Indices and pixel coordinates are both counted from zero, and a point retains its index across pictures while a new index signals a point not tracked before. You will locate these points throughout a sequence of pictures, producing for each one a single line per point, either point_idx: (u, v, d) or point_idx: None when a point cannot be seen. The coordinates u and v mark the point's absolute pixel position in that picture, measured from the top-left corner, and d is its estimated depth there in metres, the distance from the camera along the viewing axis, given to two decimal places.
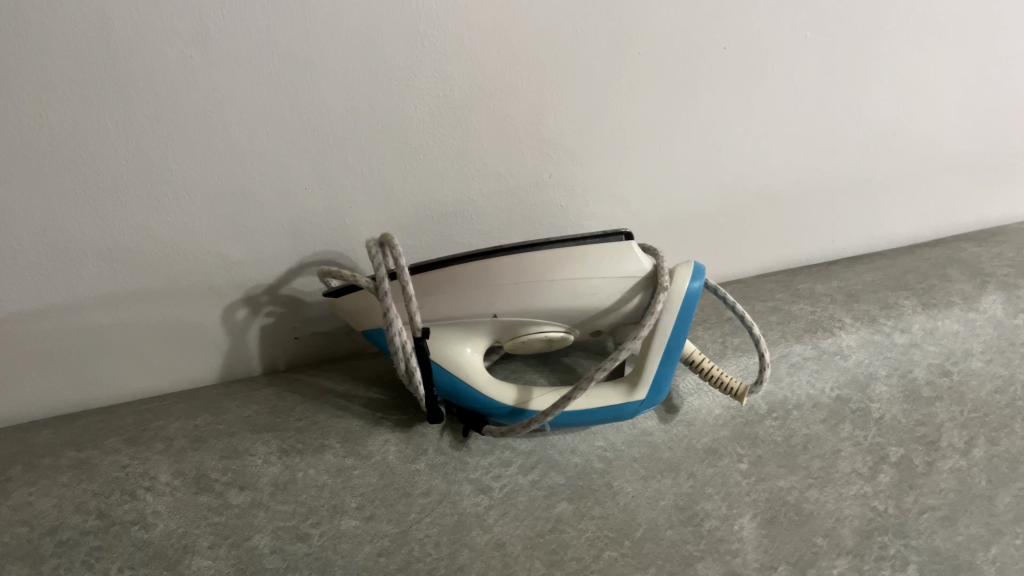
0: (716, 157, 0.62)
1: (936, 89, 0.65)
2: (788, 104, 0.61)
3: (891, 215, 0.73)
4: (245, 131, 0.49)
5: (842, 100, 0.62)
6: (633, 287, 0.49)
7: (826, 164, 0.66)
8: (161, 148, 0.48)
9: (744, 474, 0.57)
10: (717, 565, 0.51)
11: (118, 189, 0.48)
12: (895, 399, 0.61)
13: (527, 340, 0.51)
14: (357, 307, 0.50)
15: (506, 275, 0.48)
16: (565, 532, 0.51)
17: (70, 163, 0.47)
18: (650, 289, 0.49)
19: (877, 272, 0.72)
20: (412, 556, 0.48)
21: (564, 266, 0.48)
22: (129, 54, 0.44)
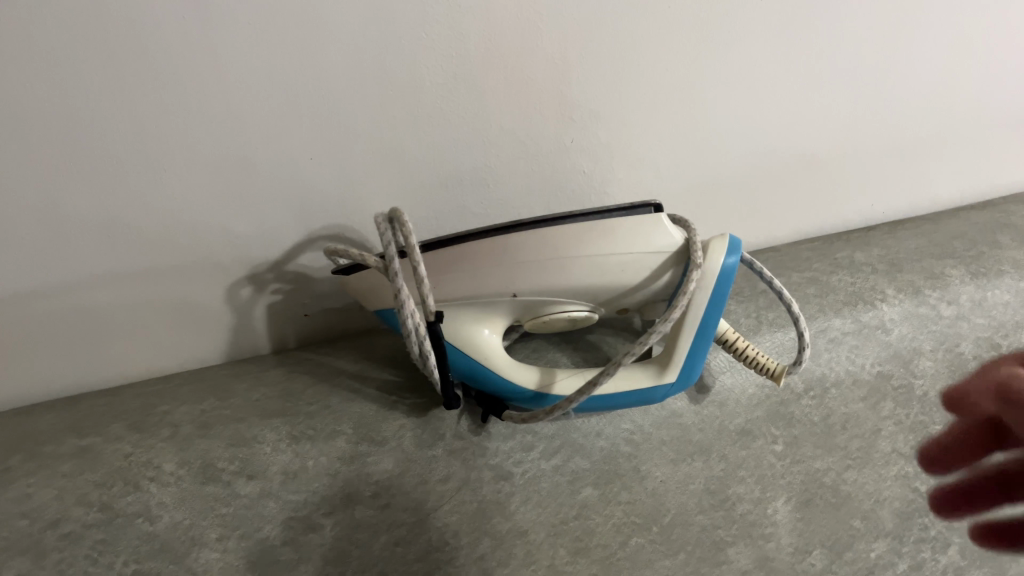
0: (751, 116, 0.57)
1: (991, 39, 0.60)
2: (830, 57, 0.56)
3: (935, 176, 0.68)
4: (245, 97, 0.45)
5: (888, 51, 0.58)
6: (663, 263, 0.46)
7: (869, 121, 0.62)
8: (157, 115, 0.44)
9: (780, 456, 0.54)
10: (751, 550, 0.51)
11: (112, 163, 0.45)
12: (939, 375, 0.59)
13: (551, 320, 0.48)
14: (369, 286, 0.47)
15: (526, 252, 0.44)
16: (591, 519, 0.50)
17: (61, 133, 0.43)
18: (682, 265, 0.46)
19: (921, 239, 0.67)
20: (432, 546, 0.47)
21: (588, 241, 0.44)
22: (118, 14, 0.40)
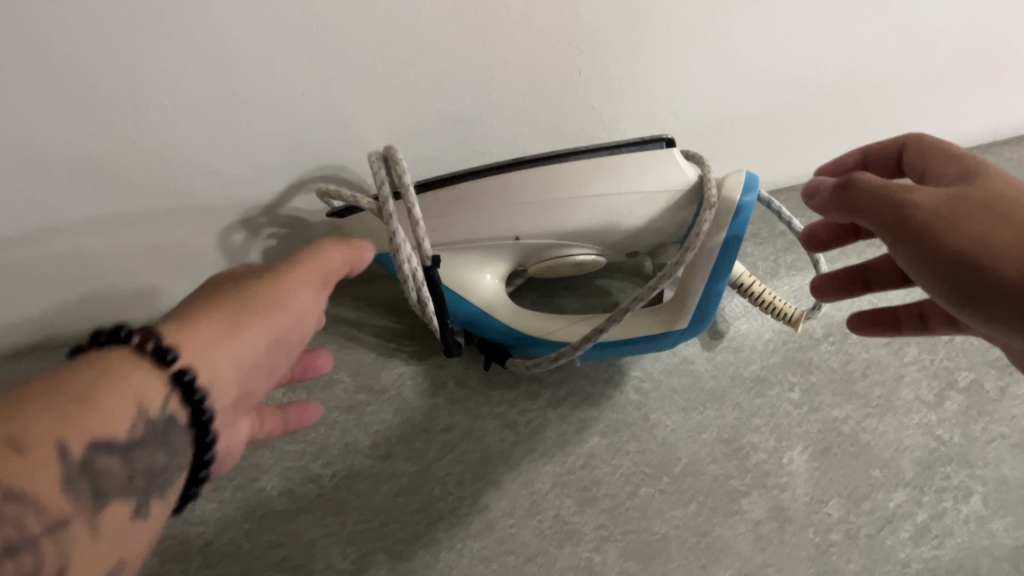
0: (776, 49, 0.53)
1: None
2: None
3: (969, 107, 0.64)
4: (233, 29, 0.41)
5: None
6: (676, 201, 0.43)
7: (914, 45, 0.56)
8: (139, 52, 0.41)
9: (797, 404, 0.53)
10: (764, 501, 0.49)
11: (94, 103, 0.42)
12: None
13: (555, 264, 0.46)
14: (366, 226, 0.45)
15: (530, 192, 0.42)
16: (599, 468, 0.49)
17: (36, 75, 0.40)
18: (697, 202, 0.43)
19: None
20: (434, 495, 0.47)
21: (596, 179, 0.42)
22: None
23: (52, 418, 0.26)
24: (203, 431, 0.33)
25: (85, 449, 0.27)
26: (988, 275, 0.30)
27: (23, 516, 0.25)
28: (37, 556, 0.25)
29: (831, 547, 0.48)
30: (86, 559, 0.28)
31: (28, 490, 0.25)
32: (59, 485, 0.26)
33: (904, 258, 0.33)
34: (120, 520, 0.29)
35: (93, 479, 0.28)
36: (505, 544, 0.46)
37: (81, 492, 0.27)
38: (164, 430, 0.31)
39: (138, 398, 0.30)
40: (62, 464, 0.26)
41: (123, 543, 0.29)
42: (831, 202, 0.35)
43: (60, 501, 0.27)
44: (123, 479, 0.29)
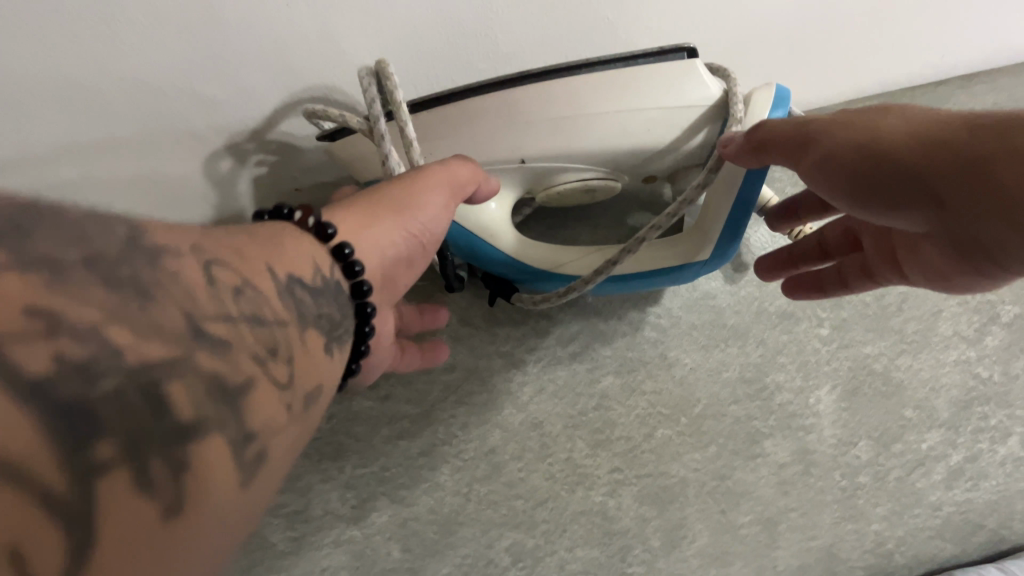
0: None
1: None
2: None
3: None
4: None
5: None
6: (698, 118, 0.39)
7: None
8: None
9: (826, 340, 0.49)
10: (789, 443, 0.48)
11: (59, 27, 0.37)
12: None
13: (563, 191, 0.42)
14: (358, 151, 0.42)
15: (533, 110, 0.38)
16: (612, 409, 0.47)
17: None
18: (720, 121, 0.39)
19: None
20: (437, 438, 0.45)
21: (606, 95, 0.38)
22: None
23: (235, 240, 0.23)
24: (366, 302, 0.29)
25: (285, 275, 0.24)
26: (885, 153, 0.28)
27: (259, 303, 0.21)
28: (282, 343, 0.22)
29: (858, 490, 0.48)
30: (305, 368, 0.23)
31: (254, 282, 0.22)
32: (275, 289, 0.23)
33: (805, 176, 0.32)
34: (314, 349, 0.24)
35: (296, 300, 0.24)
36: (513, 489, 0.45)
37: (290, 303, 0.23)
38: (337, 287, 0.28)
39: (313, 256, 0.27)
40: (272, 278, 0.23)
41: (325, 375, 0.24)
42: (741, 150, 0.34)
43: (279, 306, 0.22)
44: (314, 312, 0.25)
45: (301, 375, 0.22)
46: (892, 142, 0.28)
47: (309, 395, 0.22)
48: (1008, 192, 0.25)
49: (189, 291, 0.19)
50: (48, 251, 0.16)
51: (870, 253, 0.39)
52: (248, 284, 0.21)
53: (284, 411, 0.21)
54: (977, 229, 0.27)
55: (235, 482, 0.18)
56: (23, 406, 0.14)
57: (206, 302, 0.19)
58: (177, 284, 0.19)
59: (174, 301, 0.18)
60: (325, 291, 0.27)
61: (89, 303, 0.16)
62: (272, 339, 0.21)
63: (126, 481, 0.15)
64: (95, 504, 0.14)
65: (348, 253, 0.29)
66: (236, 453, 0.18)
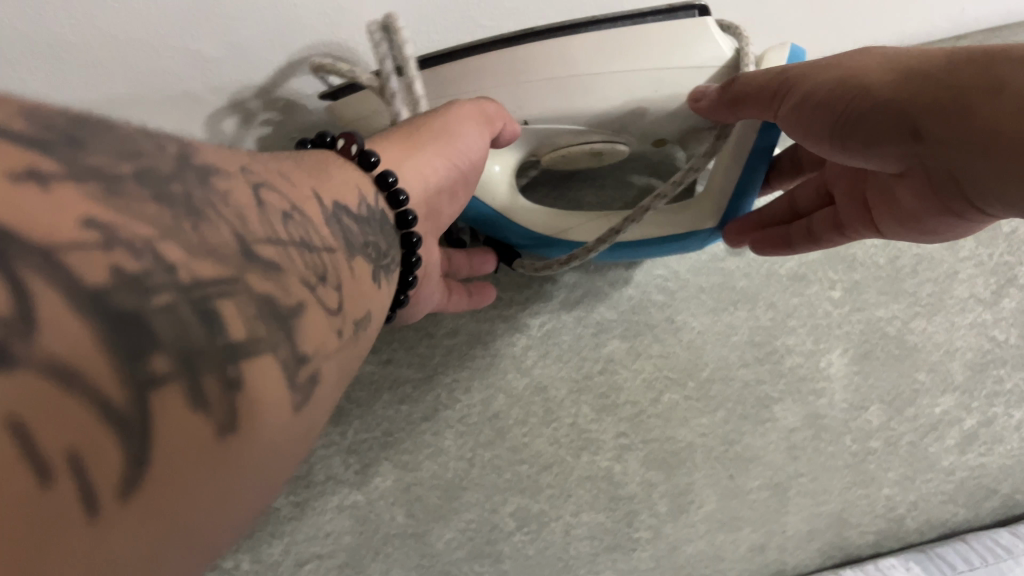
0: None
1: None
2: None
3: None
4: None
5: None
6: (712, 77, 0.37)
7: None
8: None
9: (838, 304, 0.47)
10: (799, 408, 0.47)
11: None
12: None
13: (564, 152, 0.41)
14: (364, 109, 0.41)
15: (538, 69, 0.36)
16: (618, 373, 0.46)
17: None
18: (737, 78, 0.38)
19: None
20: (440, 403, 0.45)
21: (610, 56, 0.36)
22: None
23: (279, 165, 0.22)
24: (409, 233, 0.29)
25: (332, 202, 0.22)
26: (855, 93, 0.29)
27: (309, 227, 0.19)
28: (330, 268, 0.19)
29: (870, 455, 0.47)
30: (354, 298, 0.21)
31: (303, 206, 0.20)
32: (323, 215, 0.21)
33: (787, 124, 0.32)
34: (364, 275, 0.22)
35: (343, 226, 0.22)
36: (517, 454, 0.45)
37: (338, 229, 0.21)
38: (383, 215, 0.27)
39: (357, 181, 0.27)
40: (320, 203, 0.21)
41: (372, 302, 0.22)
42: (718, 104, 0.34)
43: (329, 232, 0.20)
44: (361, 240, 0.23)
45: (350, 303, 0.20)
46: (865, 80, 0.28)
47: (359, 325, 0.20)
48: (964, 117, 0.25)
49: (239, 211, 0.17)
50: (93, 158, 0.14)
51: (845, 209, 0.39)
52: (299, 208, 0.19)
53: (334, 338, 0.19)
54: (942, 167, 0.27)
55: (288, 404, 0.16)
56: (72, 313, 0.12)
57: (256, 223, 0.17)
58: (226, 201, 0.16)
59: (225, 219, 0.16)
60: (375, 219, 0.26)
61: (140, 218, 0.14)
62: (323, 262, 0.19)
63: (177, 397, 0.13)
64: (147, 421, 0.12)
65: (392, 181, 0.28)
66: (287, 375, 0.16)
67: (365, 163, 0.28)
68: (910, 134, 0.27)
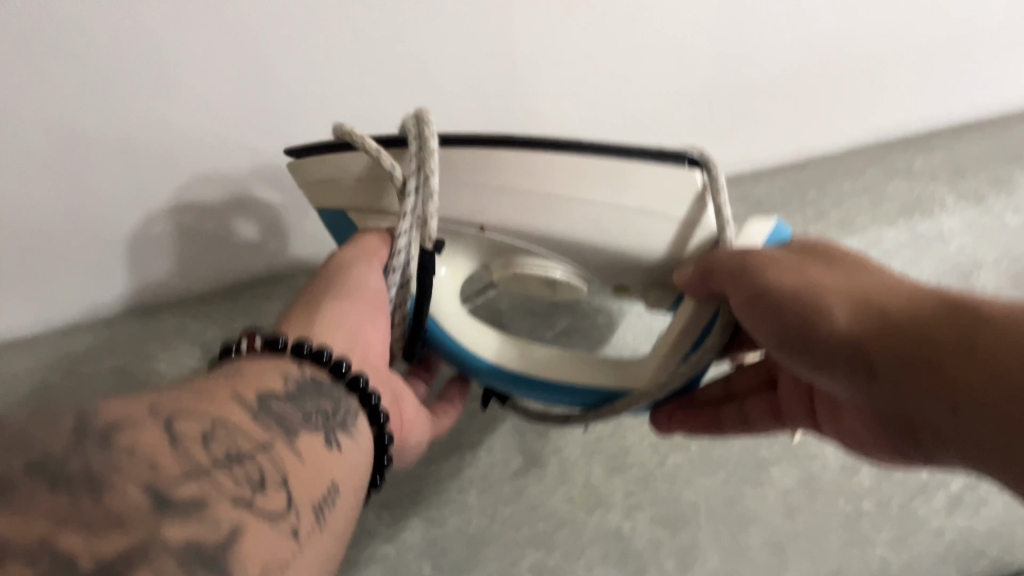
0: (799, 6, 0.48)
1: None
2: None
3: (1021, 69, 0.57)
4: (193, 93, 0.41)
5: None
6: (671, 240, 0.36)
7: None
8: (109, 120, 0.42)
9: None
10: (793, 470, 0.51)
11: None
12: (999, 289, 0.54)
13: (523, 273, 0.39)
14: (317, 177, 0.40)
15: (494, 175, 0.36)
16: (627, 436, 0.51)
17: None
18: (698, 237, 0.36)
19: (991, 141, 0.58)
20: (464, 462, 0.49)
21: (556, 177, 0.35)
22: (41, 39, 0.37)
23: (202, 388, 0.27)
24: (364, 393, 0.32)
25: (256, 396, 0.28)
26: (820, 305, 0.31)
27: (231, 439, 0.25)
28: (257, 472, 0.25)
29: (861, 516, 0.51)
30: (302, 477, 0.27)
31: (225, 420, 0.26)
32: (250, 419, 0.27)
33: (743, 308, 0.34)
34: (314, 450, 0.28)
35: (276, 419, 0.28)
36: (535, 511, 0.49)
37: (273, 426, 0.27)
38: (317, 384, 0.31)
39: (280, 369, 0.31)
40: (217, 421, 0.26)
41: (337, 472, 0.29)
42: (693, 278, 0.36)
43: (258, 432, 0.27)
44: (300, 421, 0.29)
45: (299, 487, 0.26)
46: (831, 302, 0.30)
47: (316, 505, 0.27)
48: (932, 370, 0.27)
49: (148, 460, 0.22)
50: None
51: (783, 402, 0.44)
52: (222, 423, 0.26)
53: (283, 534, 0.24)
54: (893, 407, 0.29)
55: None
56: None
57: (168, 463, 0.23)
58: (135, 457, 0.22)
59: (135, 480, 0.22)
60: (295, 396, 0.30)
61: (41, 518, 0.20)
62: (262, 466, 0.25)
63: None
64: None
65: (308, 348, 0.32)
66: None
67: (274, 352, 0.32)
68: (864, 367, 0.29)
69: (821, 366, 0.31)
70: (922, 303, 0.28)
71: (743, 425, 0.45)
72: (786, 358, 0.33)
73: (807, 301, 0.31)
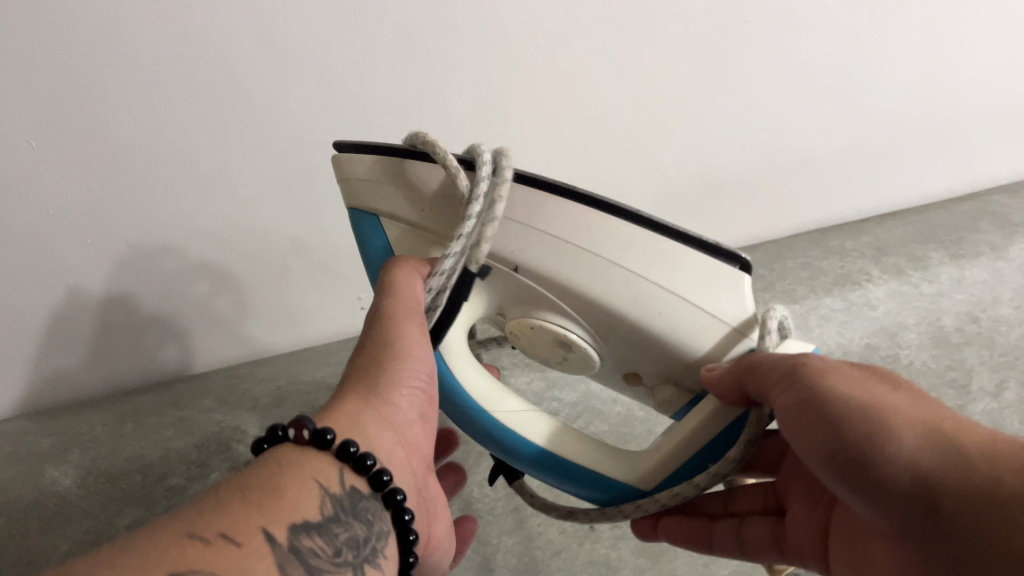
0: (745, 133, 0.59)
1: (978, 53, 0.61)
2: (826, 62, 0.56)
3: (930, 172, 0.71)
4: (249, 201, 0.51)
5: (882, 63, 0.58)
6: (722, 340, 0.33)
7: (866, 116, 0.62)
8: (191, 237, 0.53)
9: None
10: None
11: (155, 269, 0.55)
12: (924, 345, 0.62)
13: (538, 329, 0.37)
14: (365, 175, 0.37)
15: (555, 223, 0.33)
16: None
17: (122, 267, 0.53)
18: (743, 346, 0.33)
19: (908, 226, 0.72)
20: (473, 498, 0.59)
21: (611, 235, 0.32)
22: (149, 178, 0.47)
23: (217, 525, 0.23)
24: (403, 510, 0.29)
25: (285, 531, 0.25)
26: (882, 420, 0.28)
27: None
28: None
29: None
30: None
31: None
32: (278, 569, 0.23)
33: (779, 409, 0.31)
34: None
35: (304, 559, 0.24)
36: (532, 541, 0.57)
37: (298, 569, 0.24)
38: (353, 500, 0.28)
39: (318, 482, 0.27)
40: (272, 548, 0.24)
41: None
42: (723, 376, 0.32)
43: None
44: (332, 548, 0.26)
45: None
46: (900, 429, 0.27)
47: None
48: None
49: None
50: None
51: (792, 538, 0.39)
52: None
53: None
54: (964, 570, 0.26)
55: None
56: None
57: None
58: None
59: None
60: (342, 511, 0.27)
61: None
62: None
63: None
64: None
65: (354, 449, 0.29)
66: None
67: (321, 445, 0.28)
68: (920, 510, 0.27)
69: (865, 494, 0.28)
70: (1003, 446, 0.26)
71: (736, 550, 0.42)
72: (824, 476, 0.30)
73: (875, 423, 0.28)
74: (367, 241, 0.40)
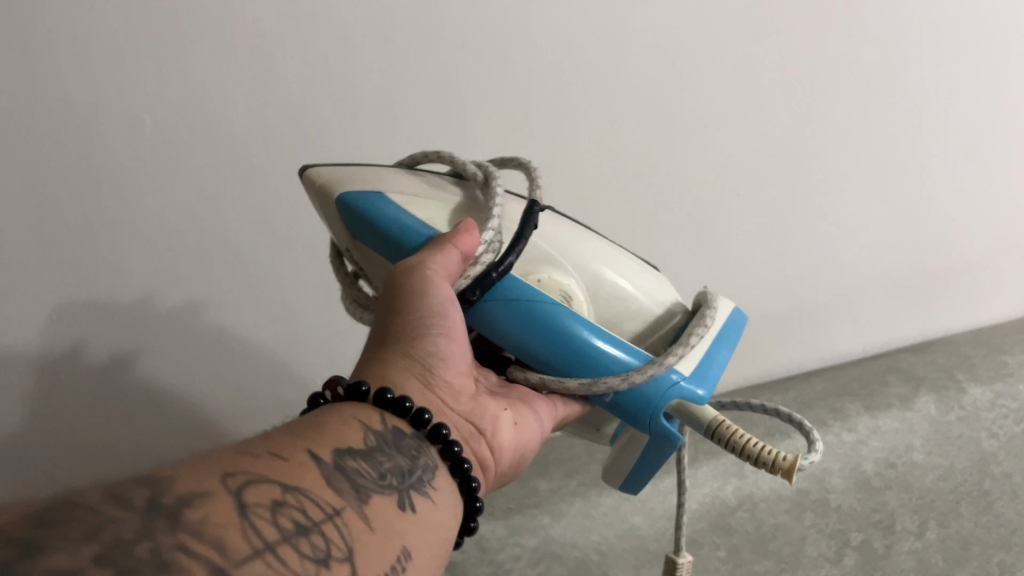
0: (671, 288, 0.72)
1: (863, 230, 0.75)
2: (734, 236, 0.71)
3: (840, 331, 0.81)
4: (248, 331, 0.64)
5: (784, 228, 0.72)
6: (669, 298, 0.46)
7: (782, 284, 0.76)
8: (180, 350, 0.62)
9: (723, 560, 0.67)
10: None
11: (134, 388, 0.61)
12: (849, 489, 0.71)
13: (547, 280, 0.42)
14: (360, 172, 0.43)
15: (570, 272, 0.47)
16: None
17: (116, 381, 0.61)
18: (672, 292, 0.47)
19: (828, 382, 0.82)
20: None
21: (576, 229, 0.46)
22: (146, 290, 0.59)
23: (276, 443, 0.30)
24: (447, 442, 0.36)
25: (332, 458, 0.31)
26: None
27: (304, 507, 0.27)
28: (332, 533, 0.27)
29: None
30: (370, 545, 0.29)
31: (299, 485, 0.28)
32: (324, 482, 0.29)
33: None
34: (391, 512, 0.31)
35: (349, 479, 0.30)
36: None
37: (347, 489, 0.29)
38: (396, 438, 0.34)
39: (363, 422, 0.34)
40: (320, 467, 0.30)
41: (415, 538, 0.31)
42: None
43: (332, 495, 0.29)
44: (369, 479, 0.31)
45: (367, 554, 0.28)
46: None
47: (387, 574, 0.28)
48: None
49: (207, 540, 0.24)
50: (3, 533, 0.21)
51: None
52: (294, 491, 0.28)
53: None
54: None
55: None
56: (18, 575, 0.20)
57: (238, 543, 0.24)
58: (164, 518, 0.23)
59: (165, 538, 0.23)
60: (386, 445, 0.33)
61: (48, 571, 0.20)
62: (332, 536, 0.27)
63: None
64: None
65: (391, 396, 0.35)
66: None
67: (358, 397, 0.35)
68: None
69: None
70: None
71: None
72: None
73: None
74: (369, 209, 0.41)
